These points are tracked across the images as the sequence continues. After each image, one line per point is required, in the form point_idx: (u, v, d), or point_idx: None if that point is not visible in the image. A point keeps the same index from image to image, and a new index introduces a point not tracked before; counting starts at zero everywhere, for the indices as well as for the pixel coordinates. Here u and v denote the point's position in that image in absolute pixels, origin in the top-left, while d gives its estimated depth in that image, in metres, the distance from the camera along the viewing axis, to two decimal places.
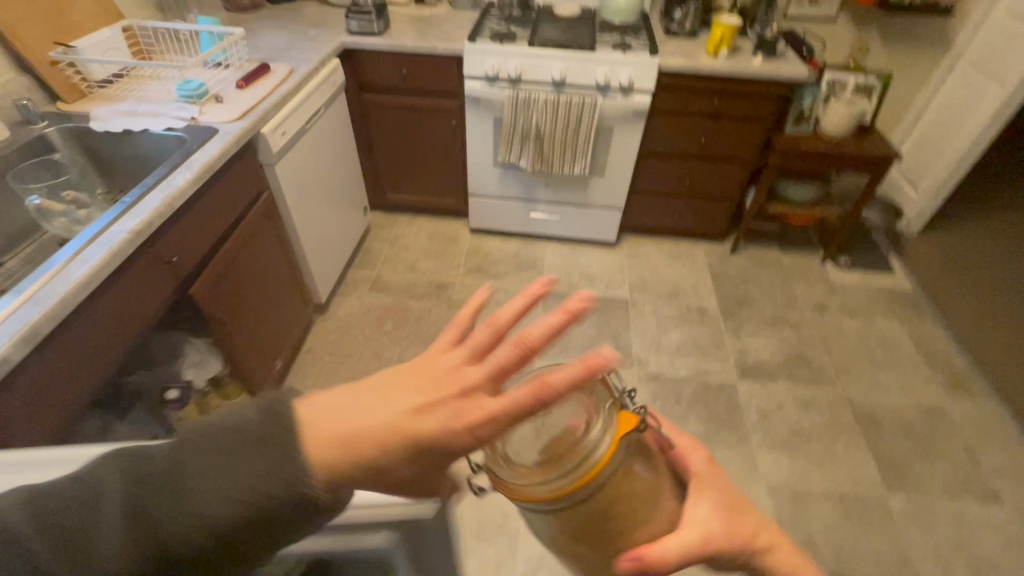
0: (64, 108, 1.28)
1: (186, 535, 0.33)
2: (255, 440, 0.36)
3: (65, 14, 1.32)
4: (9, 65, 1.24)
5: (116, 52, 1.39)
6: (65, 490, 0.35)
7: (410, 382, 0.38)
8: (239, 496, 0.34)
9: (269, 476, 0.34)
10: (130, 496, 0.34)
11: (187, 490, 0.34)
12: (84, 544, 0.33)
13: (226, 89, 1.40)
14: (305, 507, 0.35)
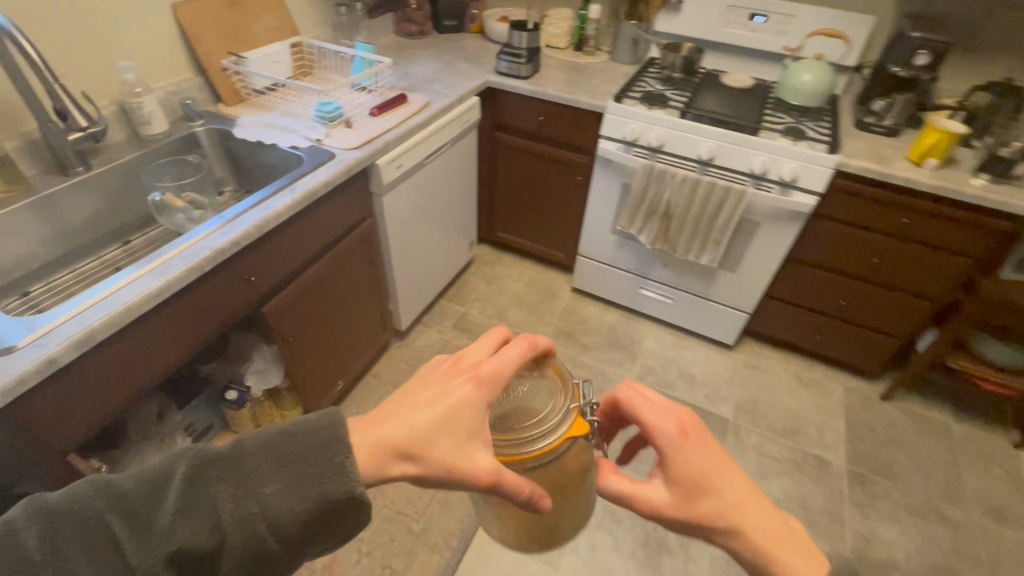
0: (223, 110, 1.39)
1: (244, 525, 0.42)
2: (286, 463, 0.44)
3: (246, 27, 1.44)
4: (188, 68, 1.38)
5: (280, 65, 1.50)
6: (106, 488, 0.42)
7: (434, 375, 0.52)
8: (291, 498, 0.43)
9: (301, 490, 0.43)
10: (192, 491, 0.42)
11: (249, 487, 0.43)
12: (151, 529, 0.41)
13: (359, 115, 1.43)
14: (328, 515, 0.44)
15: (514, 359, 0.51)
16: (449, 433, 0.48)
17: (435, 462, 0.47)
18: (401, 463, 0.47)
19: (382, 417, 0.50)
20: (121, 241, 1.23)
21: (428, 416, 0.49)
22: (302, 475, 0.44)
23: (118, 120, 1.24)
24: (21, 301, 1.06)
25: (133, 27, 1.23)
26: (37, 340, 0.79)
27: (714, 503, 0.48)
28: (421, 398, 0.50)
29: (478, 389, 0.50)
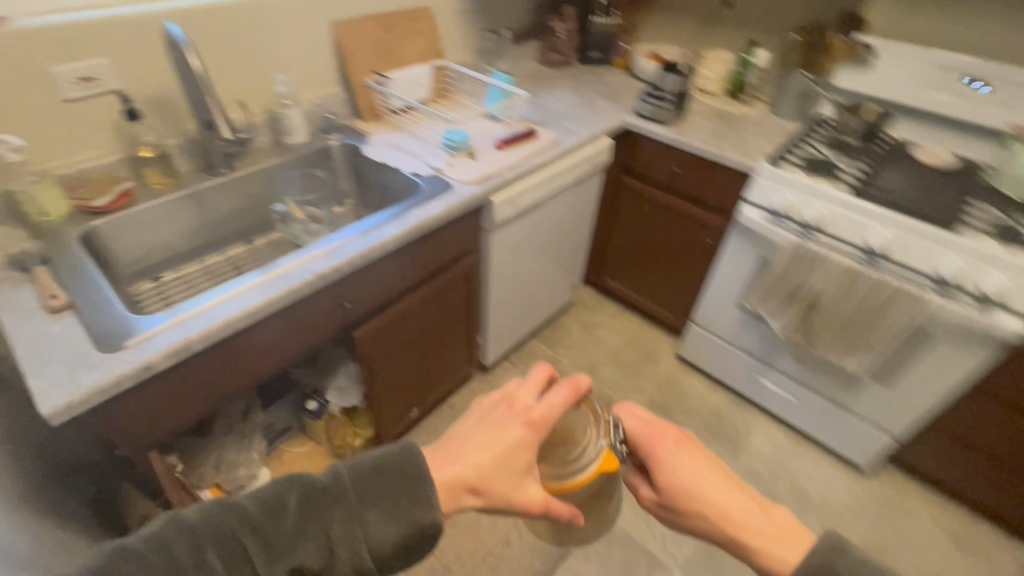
0: (359, 126, 1.42)
1: (356, 549, 0.43)
2: (386, 491, 0.45)
3: (394, 47, 1.47)
4: (336, 82, 1.43)
5: (421, 86, 1.51)
6: (226, 509, 0.42)
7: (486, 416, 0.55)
8: (393, 524, 0.44)
9: (399, 517, 0.45)
10: (303, 511, 0.44)
11: (356, 512, 0.44)
12: (274, 546, 0.42)
13: (485, 147, 1.38)
14: (421, 541, 0.46)
15: (560, 398, 0.54)
16: (507, 471, 0.51)
17: (497, 498, 0.50)
18: (466, 497, 0.49)
19: (441, 447, 0.53)
20: (247, 241, 1.30)
21: (487, 456, 0.51)
22: (400, 505, 0.45)
23: (266, 126, 1.31)
24: (152, 287, 1.14)
25: (293, 41, 1.29)
26: (140, 344, 0.81)
27: (708, 505, 0.53)
28: (479, 434, 0.53)
29: (530, 432, 0.53)
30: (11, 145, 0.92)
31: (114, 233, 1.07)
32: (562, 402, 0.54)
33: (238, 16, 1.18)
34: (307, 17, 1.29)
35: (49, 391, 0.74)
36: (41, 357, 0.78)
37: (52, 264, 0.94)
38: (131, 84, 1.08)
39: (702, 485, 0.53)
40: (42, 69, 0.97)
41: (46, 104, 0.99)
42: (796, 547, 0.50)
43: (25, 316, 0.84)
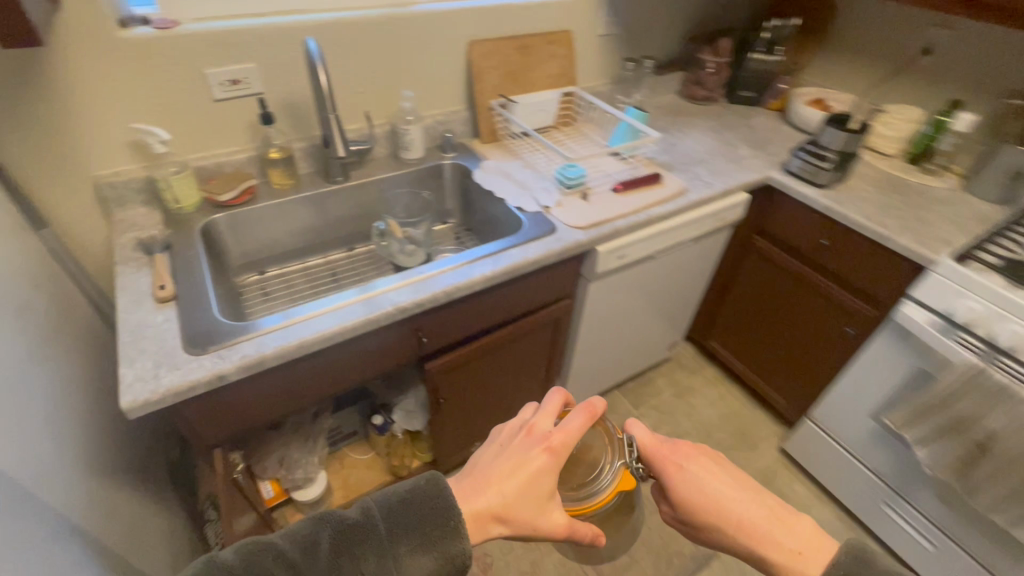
0: (475, 147, 1.41)
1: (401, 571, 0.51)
2: (416, 524, 0.53)
3: (526, 70, 1.41)
4: (462, 100, 1.40)
5: (545, 114, 1.44)
6: (278, 544, 0.49)
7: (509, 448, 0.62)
8: (429, 548, 0.53)
9: (433, 544, 0.53)
10: (346, 544, 0.51)
11: (396, 544, 0.52)
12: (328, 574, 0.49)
13: (602, 188, 1.27)
14: (445, 572, 0.53)
15: (574, 425, 0.60)
16: (531, 498, 0.58)
17: (525, 524, 0.58)
18: (499, 523, 0.58)
19: (473, 477, 0.61)
20: (349, 247, 1.32)
21: (513, 483, 0.58)
22: (426, 539, 0.53)
23: (387, 138, 1.33)
24: (257, 281, 1.20)
25: (426, 58, 1.28)
26: (218, 354, 0.82)
27: (732, 519, 0.60)
28: (503, 464, 0.60)
29: (551, 458, 0.60)
30: (162, 139, 1.01)
31: (233, 227, 1.14)
32: (577, 429, 0.60)
33: (378, 31, 1.19)
34: (445, 34, 1.28)
35: (132, 384, 0.77)
36: (136, 347, 0.82)
37: (172, 253, 1.01)
38: (273, 89, 1.13)
39: (725, 499, 0.61)
40: (199, 71, 1.04)
41: (198, 103, 1.07)
42: (819, 557, 0.57)
43: (136, 301, 0.90)
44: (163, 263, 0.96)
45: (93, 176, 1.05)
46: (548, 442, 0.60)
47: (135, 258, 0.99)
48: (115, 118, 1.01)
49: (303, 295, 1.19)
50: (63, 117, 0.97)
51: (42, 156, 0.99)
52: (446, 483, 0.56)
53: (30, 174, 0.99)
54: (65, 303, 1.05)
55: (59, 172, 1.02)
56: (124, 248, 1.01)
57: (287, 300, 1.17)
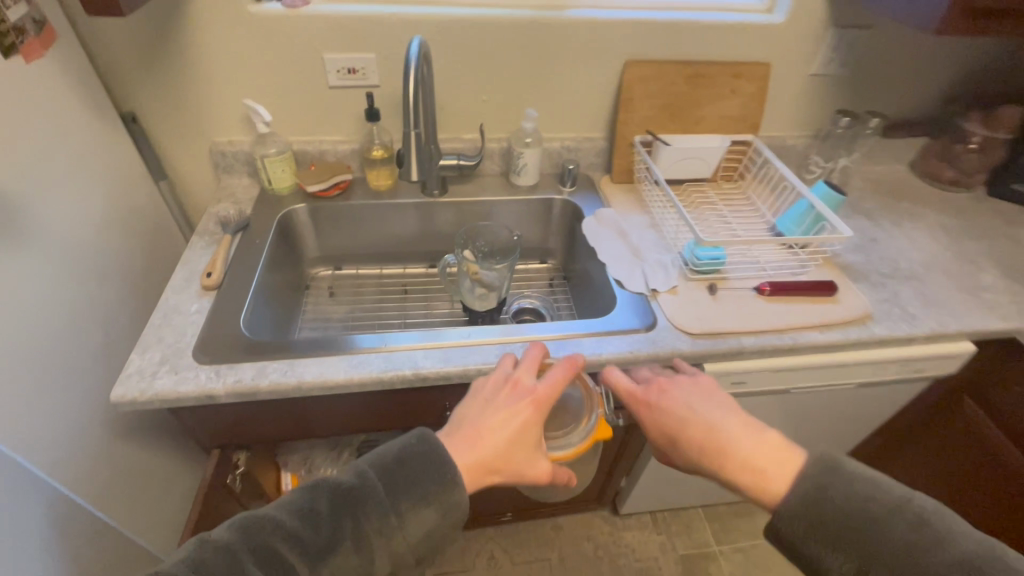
0: (600, 187, 1.18)
1: (409, 519, 0.56)
2: (415, 482, 0.57)
3: (691, 106, 1.12)
4: (602, 127, 1.17)
5: (701, 164, 1.14)
6: (278, 515, 0.52)
7: (496, 402, 0.66)
8: (434, 497, 0.57)
9: (432, 496, 0.57)
10: (346, 506, 0.54)
11: (399, 498, 0.56)
12: (335, 534, 0.53)
13: (740, 284, 0.94)
14: (445, 521, 0.58)
15: (557, 379, 0.66)
16: (520, 446, 0.64)
17: (518, 471, 0.63)
18: (495, 471, 0.62)
19: (463, 429, 0.64)
20: (430, 263, 1.20)
21: (504, 434, 0.63)
22: (423, 496, 0.57)
23: (503, 156, 1.17)
24: (330, 278, 1.15)
25: (568, 72, 1.08)
26: (216, 370, 0.75)
27: (699, 443, 0.61)
28: (490, 416, 0.64)
29: (536, 409, 0.65)
30: (263, 119, 0.98)
31: (315, 219, 1.09)
32: (561, 383, 0.66)
33: (517, 34, 1.02)
34: (597, 47, 1.05)
35: (129, 376, 0.74)
36: (155, 334, 0.79)
37: (243, 234, 0.99)
38: (388, 84, 1.03)
39: (691, 424, 0.62)
40: (318, 54, 0.98)
41: (313, 87, 1.02)
42: (780, 472, 0.54)
43: (185, 282, 0.88)
44: (225, 249, 0.93)
45: (208, 141, 1.07)
46: (534, 395, 0.65)
47: (211, 231, 0.98)
48: (234, 89, 1.01)
49: (364, 304, 1.10)
50: (190, 81, 0.99)
51: (169, 114, 1.03)
52: (440, 442, 0.61)
53: (157, 128, 1.04)
54: (157, 254, 1.10)
55: (182, 131, 1.06)
56: (208, 218, 1.01)
57: (347, 306, 1.10)
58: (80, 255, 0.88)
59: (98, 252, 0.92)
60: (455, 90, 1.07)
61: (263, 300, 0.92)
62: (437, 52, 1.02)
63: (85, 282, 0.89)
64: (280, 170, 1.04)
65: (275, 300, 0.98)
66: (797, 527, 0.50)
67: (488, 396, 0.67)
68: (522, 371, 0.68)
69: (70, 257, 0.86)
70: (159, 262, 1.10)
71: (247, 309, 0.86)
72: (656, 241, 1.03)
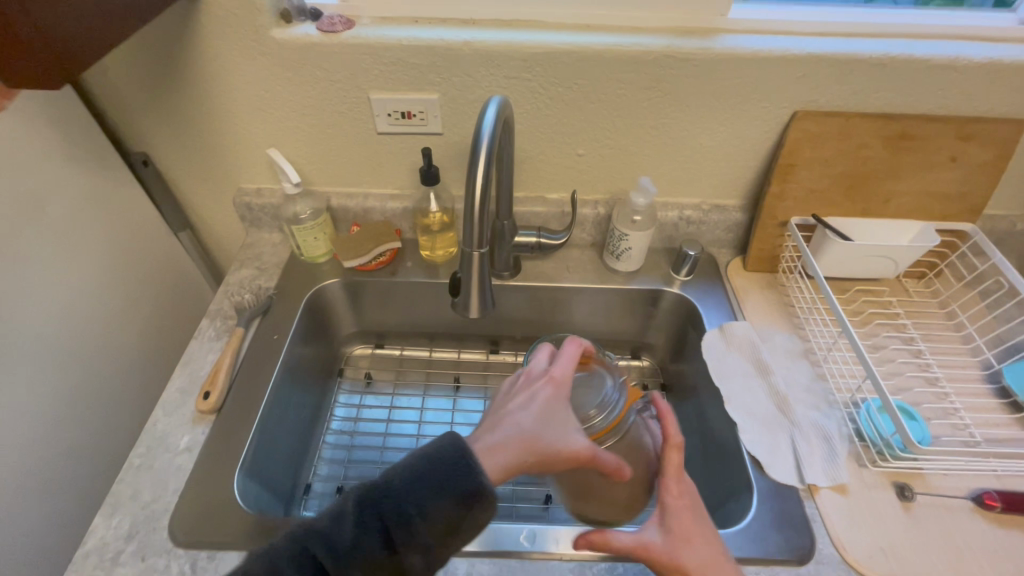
0: (727, 276, 0.87)
1: (437, 519, 0.43)
2: (439, 476, 0.44)
3: (882, 178, 0.77)
4: (740, 194, 0.85)
5: (885, 264, 0.80)
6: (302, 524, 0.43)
7: (509, 393, 0.54)
8: (461, 492, 0.44)
9: (460, 492, 0.44)
10: (366, 506, 0.43)
11: (424, 498, 0.44)
12: (353, 537, 0.42)
13: (947, 484, 0.63)
14: (474, 512, 0.45)
15: (568, 358, 0.55)
16: (547, 423, 0.50)
17: (552, 450, 0.48)
18: (524, 455, 0.48)
19: (483, 425, 0.52)
20: (491, 347, 0.94)
21: (528, 415, 0.50)
22: (443, 480, 0.44)
23: (598, 224, 0.87)
24: (368, 358, 0.93)
25: (706, 124, 0.76)
26: (192, 561, 0.56)
27: (689, 549, 0.50)
28: (507, 404, 0.52)
29: (556, 388, 0.52)
30: (291, 179, 0.75)
31: (354, 294, 0.87)
32: (574, 359, 0.55)
33: (638, 73, 0.71)
34: (754, 92, 0.72)
35: (85, 557, 0.56)
36: (131, 485, 0.61)
37: (261, 323, 0.78)
38: (454, 134, 0.77)
39: (695, 534, 0.51)
40: (362, 93, 0.73)
41: (355, 132, 0.77)
42: None
43: (182, 397, 0.69)
44: (233, 353, 0.72)
45: (232, 189, 0.86)
46: (549, 372, 0.53)
47: (224, 314, 0.79)
48: (259, 134, 0.78)
49: (404, 400, 0.87)
50: (206, 123, 0.77)
51: (186, 158, 0.82)
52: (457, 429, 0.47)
53: (172, 175, 0.84)
54: (176, 318, 0.92)
55: (202, 177, 0.84)
56: (224, 292, 0.82)
57: (384, 402, 0.87)
58: (64, 351, 0.71)
59: (91, 339, 0.75)
60: (543, 142, 0.79)
61: (276, 419, 0.72)
62: (522, 93, 0.73)
63: (74, 381, 0.72)
64: (311, 238, 0.81)
65: (293, 408, 0.77)
66: None
67: (501, 393, 0.54)
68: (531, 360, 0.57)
69: (49, 357, 0.68)
70: (179, 326, 0.93)
71: (248, 449, 0.65)
72: (810, 384, 0.72)
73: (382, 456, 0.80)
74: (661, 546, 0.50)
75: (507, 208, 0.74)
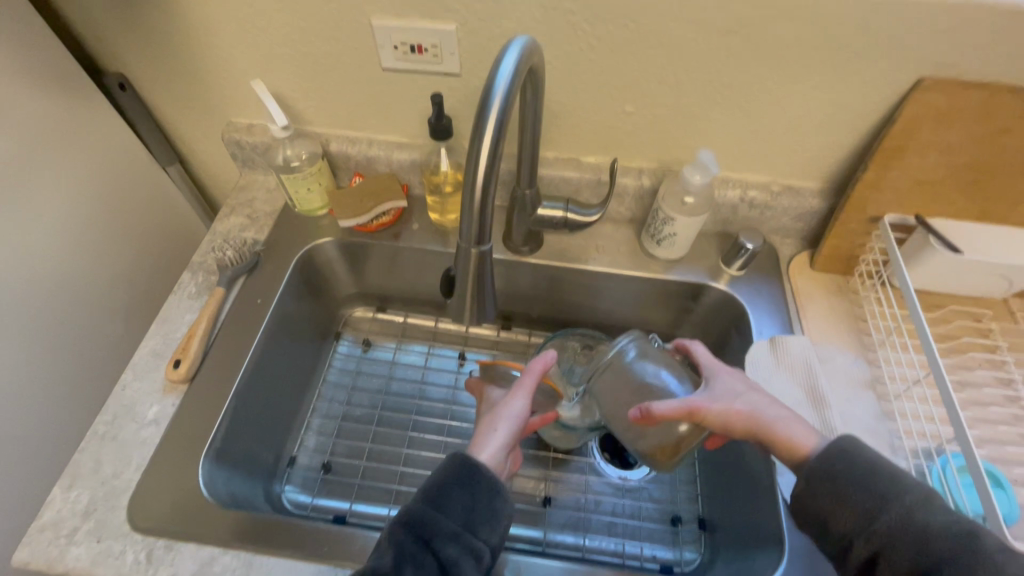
0: (788, 274, 0.72)
1: (455, 521, 0.46)
2: (447, 486, 0.48)
3: (1017, 175, 0.60)
4: (821, 176, 0.69)
5: (995, 282, 0.64)
6: (378, 556, 0.44)
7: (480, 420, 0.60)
8: (468, 492, 0.48)
9: (468, 489, 0.48)
10: (398, 530, 0.45)
11: (440, 508, 0.47)
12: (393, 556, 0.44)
13: None
14: (481, 486, 0.48)
15: (474, 384, 0.64)
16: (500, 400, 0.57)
17: (511, 408, 0.54)
18: (493, 426, 0.53)
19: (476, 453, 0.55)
20: (502, 321, 0.83)
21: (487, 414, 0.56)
22: (441, 480, 0.48)
23: (639, 199, 0.73)
24: (369, 321, 0.84)
25: (793, 86, 0.59)
26: (148, 549, 0.51)
27: (742, 397, 0.53)
28: None
29: (493, 396, 0.61)
30: (280, 121, 0.64)
31: (353, 254, 0.78)
32: (476, 380, 0.65)
33: (714, 12, 0.54)
34: (868, 49, 0.55)
35: (40, 531, 0.52)
36: (93, 456, 0.57)
37: (246, 283, 0.70)
38: (474, 77, 0.63)
39: (741, 385, 0.54)
40: (364, 19, 0.59)
41: (356, 67, 0.64)
42: (799, 433, 0.51)
43: (154, 361, 0.63)
44: (209, 317, 0.65)
45: (222, 124, 0.76)
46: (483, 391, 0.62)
47: (207, 269, 0.71)
48: (245, 60, 0.66)
49: (403, 372, 0.79)
50: (184, 45, 0.65)
51: (167, 85, 0.71)
52: (460, 450, 0.51)
53: (155, 102, 0.74)
54: (166, 261, 0.86)
55: (188, 107, 0.74)
56: (208, 242, 0.74)
57: (381, 371, 0.79)
58: (29, 296, 0.65)
59: (66, 283, 0.70)
60: (582, 94, 0.64)
61: (258, 392, 0.66)
62: (561, 31, 0.58)
63: (44, 329, 0.67)
64: (304, 190, 0.71)
65: (281, 376, 0.70)
66: (831, 494, 0.47)
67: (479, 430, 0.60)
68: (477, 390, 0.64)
69: (11, 303, 0.63)
70: (171, 270, 0.87)
71: (219, 427, 0.59)
72: (873, 424, 0.60)
73: (374, 434, 0.73)
74: (710, 401, 0.52)
75: (529, 174, 0.61)
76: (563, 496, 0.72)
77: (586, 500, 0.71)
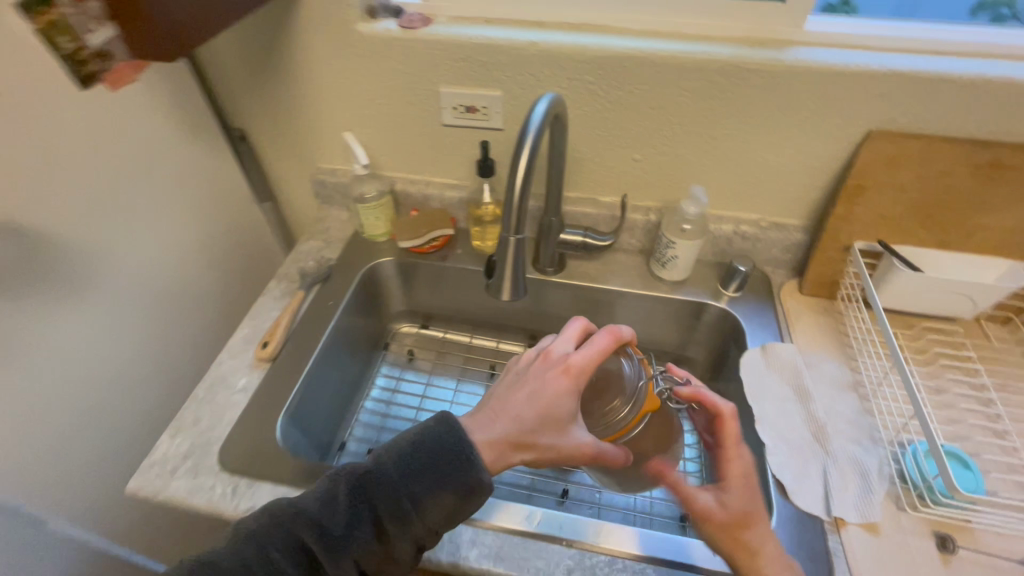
0: (779, 297, 0.84)
1: (413, 490, 0.47)
2: (429, 457, 0.48)
3: (966, 210, 0.71)
4: (801, 213, 0.82)
5: (960, 301, 0.74)
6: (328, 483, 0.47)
7: (532, 391, 0.54)
8: (443, 474, 0.48)
9: (442, 471, 0.48)
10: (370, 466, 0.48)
11: (411, 470, 0.48)
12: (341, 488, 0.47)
13: (999, 544, 0.57)
14: (453, 477, 0.48)
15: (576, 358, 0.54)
16: (551, 419, 0.52)
17: (542, 435, 0.52)
18: (508, 430, 0.52)
19: (483, 409, 0.55)
20: (529, 338, 0.96)
21: (531, 409, 0.53)
22: (428, 444, 0.49)
23: (648, 231, 0.88)
24: (413, 336, 0.97)
25: (768, 137, 0.74)
26: (234, 485, 0.62)
27: (738, 501, 0.54)
28: (517, 398, 0.54)
29: (568, 382, 0.54)
30: (361, 161, 0.83)
31: (406, 274, 0.93)
32: (580, 356, 0.54)
33: (700, 81, 0.71)
34: (824, 107, 0.70)
35: (151, 466, 0.64)
36: (194, 413, 0.70)
37: (321, 290, 0.85)
38: (514, 131, 0.81)
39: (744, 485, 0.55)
40: (434, 87, 0.79)
41: (424, 123, 0.83)
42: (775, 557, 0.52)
43: (244, 344, 0.78)
44: (291, 313, 0.80)
45: (312, 168, 0.95)
46: (568, 368, 0.54)
47: (289, 278, 0.88)
48: (339, 118, 0.86)
49: (440, 381, 0.89)
50: (295, 106, 0.86)
51: (276, 137, 0.92)
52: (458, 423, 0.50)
53: (264, 151, 0.95)
54: (248, 278, 1.04)
55: (287, 154, 0.94)
56: (292, 259, 0.91)
57: (421, 378, 0.90)
58: (152, 291, 0.82)
59: (178, 284, 0.87)
60: (599, 145, 0.80)
61: (323, 378, 0.79)
62: (583, 95, 0.75)
63: (157, 317, 0.83)
64: (372, 218, 0.88)
65: (340, 369, 0.83)
66: None
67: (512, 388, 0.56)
68: (558, 357, 0.56)
69: (140, 294, 0.80)
70: (250, 286, 1.04)
71: (294, 396, 0.72)
72: (853, 419, 0.68)
73: None
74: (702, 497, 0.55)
75: (557, 204, 0.75)
76: (579, 490, 0.79)
77: (601, 496, 0.78)
